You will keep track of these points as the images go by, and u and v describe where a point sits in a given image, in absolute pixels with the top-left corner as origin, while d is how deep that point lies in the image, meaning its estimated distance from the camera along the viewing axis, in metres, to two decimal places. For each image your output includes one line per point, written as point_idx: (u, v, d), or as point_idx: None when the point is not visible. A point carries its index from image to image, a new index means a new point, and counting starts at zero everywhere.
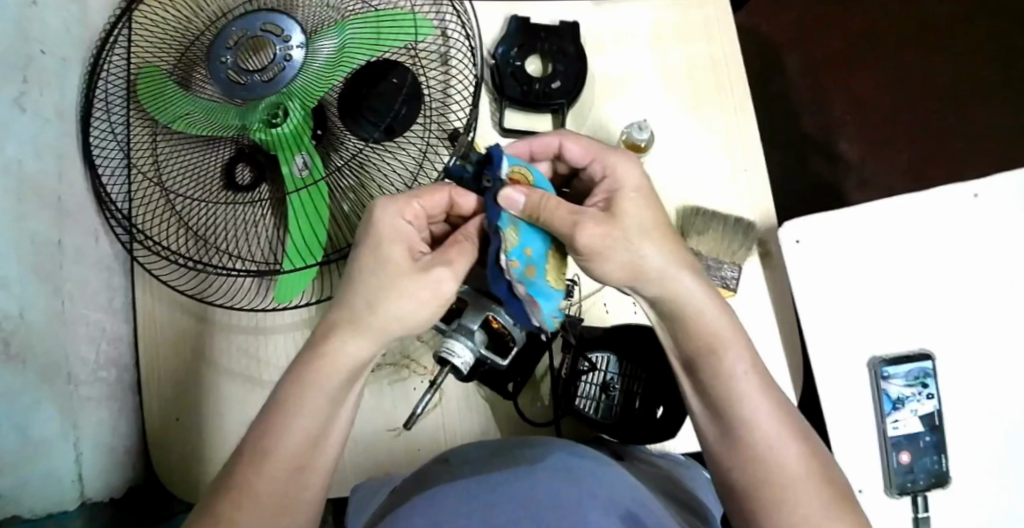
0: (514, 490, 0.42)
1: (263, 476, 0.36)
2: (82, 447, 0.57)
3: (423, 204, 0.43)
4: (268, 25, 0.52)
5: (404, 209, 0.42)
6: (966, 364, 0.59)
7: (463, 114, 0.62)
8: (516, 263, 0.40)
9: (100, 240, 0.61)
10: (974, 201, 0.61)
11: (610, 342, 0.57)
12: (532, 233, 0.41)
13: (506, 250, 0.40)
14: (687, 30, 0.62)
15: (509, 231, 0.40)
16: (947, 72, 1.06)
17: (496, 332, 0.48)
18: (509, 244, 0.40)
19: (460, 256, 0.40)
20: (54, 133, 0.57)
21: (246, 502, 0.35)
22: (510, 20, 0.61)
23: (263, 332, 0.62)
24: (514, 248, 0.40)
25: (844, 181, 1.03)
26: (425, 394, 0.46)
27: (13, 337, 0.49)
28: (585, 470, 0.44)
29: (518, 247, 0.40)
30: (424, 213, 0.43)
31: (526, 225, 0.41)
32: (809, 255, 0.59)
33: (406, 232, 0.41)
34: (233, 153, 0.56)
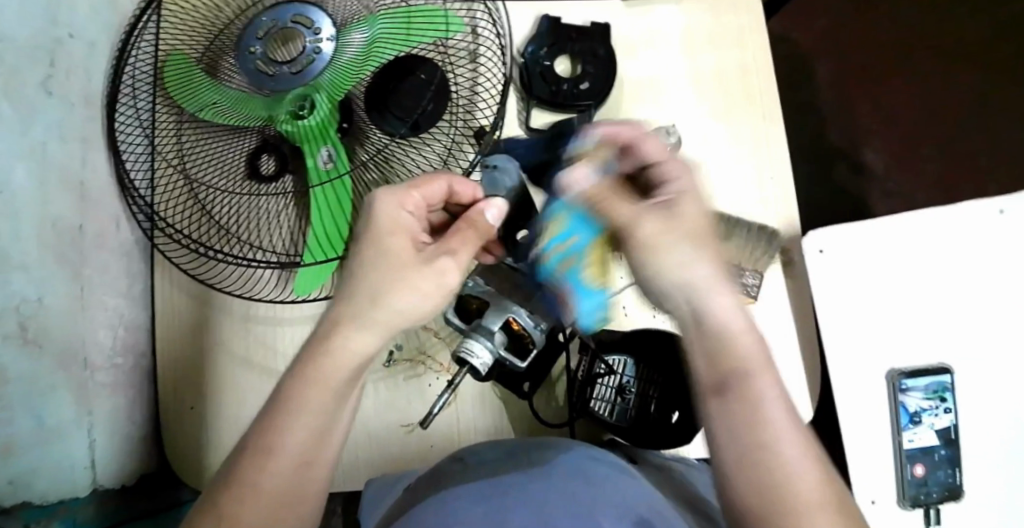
0: (531, 493, 0.42)
1: (286, 472, 0.35)
2: (96, 434, 0.57)
3: (423, 194, 0.43)
4: (299, 17, 0.52)
5: (404, 199, 0.41)
6: (986, 380, 0.59)
7: (490, 112, 0.61)
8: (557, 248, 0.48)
9: (122, 226, 0.61)
10: (999, 216, 0.60)
11: (626, 345, 0.57)
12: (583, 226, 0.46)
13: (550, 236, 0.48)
14: (718, 36, 0.62)
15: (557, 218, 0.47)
16: (968, 86, 1.06)
17: (517, 334, 0.48)
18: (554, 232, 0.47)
19: None
20: (80, 117, 0.56)
21: (266, 495, 0.34)
22: (542, 20, 0.61)
23: (281, 324, 0.62)
24: (557, 234, 0.47)
25: (862, 191, 1.03)
26: (443, 394, 0.48)
27: (30, 322, 0.50)
28: (602, 476, 0.44)
29: (562, 234, 0.47)
30: (424, 203, 0.43)
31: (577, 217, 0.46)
32: (832, 265, 0.59)
33: (408, 222, 0.41)
34: (259, 142, 0.56)
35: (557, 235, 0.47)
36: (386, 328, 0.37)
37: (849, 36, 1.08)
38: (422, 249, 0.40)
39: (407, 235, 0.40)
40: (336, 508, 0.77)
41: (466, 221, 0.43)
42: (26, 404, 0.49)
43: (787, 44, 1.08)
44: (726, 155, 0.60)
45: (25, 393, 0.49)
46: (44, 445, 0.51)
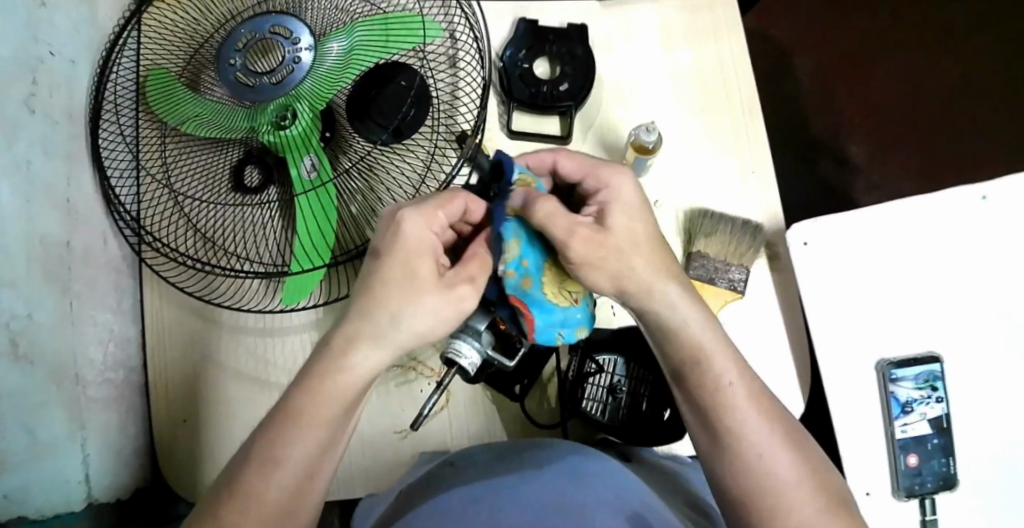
0: (521, 497, 0.42)
1: (270, 481, 0.36)
2: (89, 450, 0.57)
3: (447, 213, 0.41)
4: (278, 27, 0.53)
5: (430, 220, 0.39)
6: (975, 367, 0.59)
7: (470, 117, 0.62)
8: (513, 274, 0.42)
9: (109, 242, 0.61)
10: (983, 203, 0.61)
11: (616, 344, 0.57)
12: (534, 247, 0.43)
13: (505, 260, 0.42)
14: (696, 32, 0.62)
15: (510, 242, 0.42)
16: (953, 75, 1.06)
17: (502, 332, 0.47)
18: (508, 256, 0.42)
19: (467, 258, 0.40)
20: (64, 134, 0.57)
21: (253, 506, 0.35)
22: (518, 23, 0.61)
23: (270, 334, 0.62)
24: (514, 259, 0.42)
25: (853, 183, 1.03)
26: (432, 396, 0.45)
27: (21, 337, 0.50)
28: (592, 472, 0.44)
29: (517, 259, 0.42)
30: (447, 222, 0.41)
31: (527, 239, 0.42)
32: (818, 257, 0.59)
33: (433, 246, 0.39)
34: (243, 155, 0.56)
35: (513, 258, 0.42)
36: (369, 333, 0.38)
37: (832, 30, 1.08)
38: (443, 273, 0.39)
39: (432, 259, 0.39)
40: (332, 519, 0.76)
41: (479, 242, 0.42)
42: (19, 419, 0.49)
43: (772, 39, 1.08)
44: (709, 151, 0.60)
45: (19, 408, 0.49)
46: (38, 462, 0.51)
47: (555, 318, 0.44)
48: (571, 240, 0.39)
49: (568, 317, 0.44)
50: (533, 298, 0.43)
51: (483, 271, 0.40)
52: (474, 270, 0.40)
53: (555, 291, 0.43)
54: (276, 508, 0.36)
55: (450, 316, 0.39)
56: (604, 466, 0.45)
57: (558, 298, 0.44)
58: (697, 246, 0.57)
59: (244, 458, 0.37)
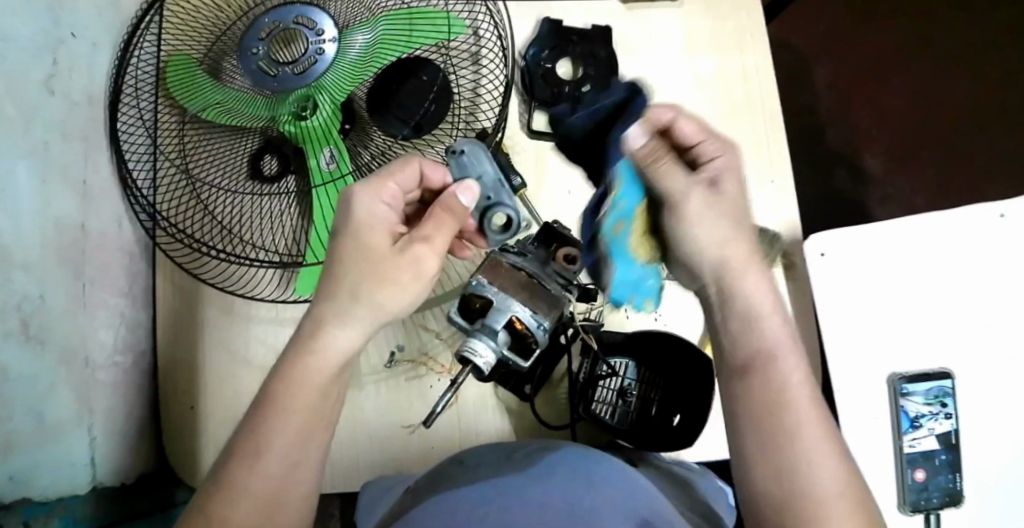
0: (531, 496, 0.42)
1: None
2: (96, 434, 0.57)
3: (399, 180, 0.42)
4: (302, 17, 0.52)
5: (381, 190, 0.41)
6: (987, 385, 0.58)
7: (491, 113, 0.61)
8: (612, 209, 0.44)
9: (123, 226, 0.61)
10: (1000, 221, 0.60)
11: (628, 348, 0.57)
12: (641, 193, 0.43)
13: (608, 212, 0.44)
14: (719, 39, 0.62)
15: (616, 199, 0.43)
16: (970, 93, 1.06)
17: (520, 333, 0.44)
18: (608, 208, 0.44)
19: None
20: (83, 116, 0.57)
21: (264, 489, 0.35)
22: (542, 22, 0.61)
23: (280, 324, 0.62)
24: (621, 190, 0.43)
25: (865, 197, 1.03)
26: (445, 393, 0.45)
27: (32, 319, 0.50)
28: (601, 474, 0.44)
29: (620, 198, 0.43)
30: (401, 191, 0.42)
31: (635, 182, 0.43)
32: (831, 269, 0.59)
33: (384, 215, 0.40)
34: (261, 144, 0.56)
35: (618, 191, 0.43)
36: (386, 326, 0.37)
37: (850, 43, 1.08)
38: (399, 239, 0.40)
39: (388, 231, 0.40)
40: (334, 512, 0.76)
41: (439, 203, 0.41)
42: (27, 401, 0.49)
43: (789, 49, 1.08)
44: None
45: (27, 389, 0.49)
46: (45, 444, 0.51)
47: (637, 272, 0.46)
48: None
49: (642, 279, 0.47)
50: (618, 247, 0.45)
51: (441, 232, 0.40)
52: (432, 232, 0.40)
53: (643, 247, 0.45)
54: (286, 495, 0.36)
55: (415, 282, 0.39)
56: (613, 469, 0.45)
57: (639, 256, 0.46)
58: None
59: None
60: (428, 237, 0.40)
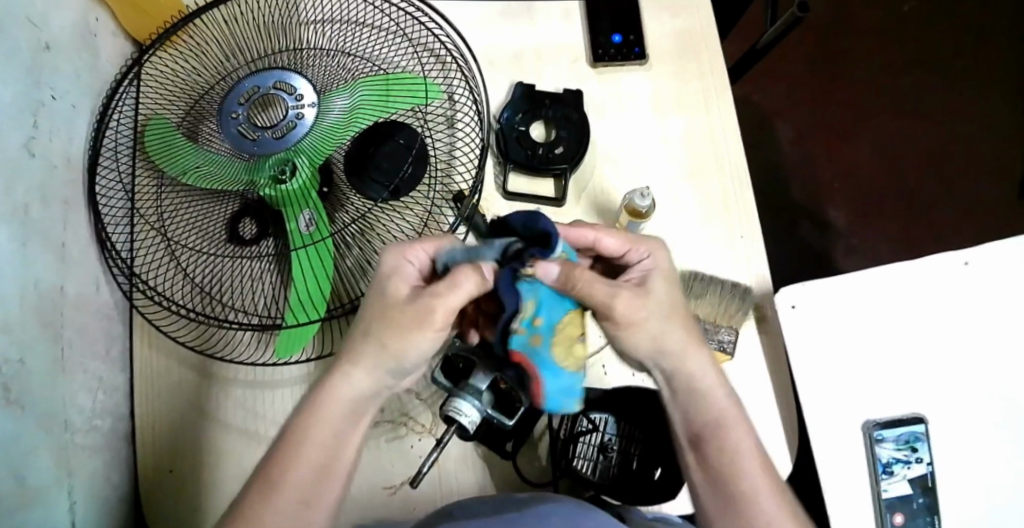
0: None
1: None
2: (75, 499, 0.55)
3: (425, 249, 0.44)
4: (281, 83, 0.54)
5: (404, 252, 0.43)
6: (958, 429, 0.60)
7: (467, 176, 0.62)
8: (523, 332, 0.40)
9: (101, 288, 0.62)
10: (965, 268, 0.63)
11: (607, 404, 0.58)
12: (551, 297, 0.41)
13: (520, 317, 0.40)
14: (688, 101, 0.64)
15: (527, 303, 0.40)
16: (933, 135, 1.10)
17: (503, 392, 0.47)
18: (524, 313, 0.40)
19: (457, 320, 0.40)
20: (61, 179, 0.56)
21: None
22: (515, 86, 0.63)
23: (260, 386, 0.62)
24: (526, 317, 0.40)
25: (833, 245, 1.05)
26: (431, 453, 0.46)
27: (13, 383, 0.48)
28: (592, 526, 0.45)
29: (530, 316, 0.40)
30: (428, 257, 0.44)
31: (545, 292, 0.41)
32: (804, 320, 0.60)
33: (410, 274, 0.43)
34: (240, 207, 0.58)
35: (528, 315, 0.40)
36: None
37: (817, 90, 1.12)
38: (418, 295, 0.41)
39: (410, 285, 0.42)
40: None
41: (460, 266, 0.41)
42: (10, 467, 0.47)
43: (759, 96, 1.12)
44: (699, 214, 0.62)
45: (10, 455, 0.47)
46: (31, 513, 0.49)
47: (563, 385, 0.41)
48: (615, 302, 0.42)
49: (576, 385, 0.42)
50: (544, 361, 0.40)
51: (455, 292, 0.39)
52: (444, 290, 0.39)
53: (568, 353, 0.41)
54: None
55: (416, 329, 0.40)
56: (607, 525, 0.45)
57: (569, 366, 0.41)
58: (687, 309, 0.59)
59: None
60: (437, 291, 0.40)
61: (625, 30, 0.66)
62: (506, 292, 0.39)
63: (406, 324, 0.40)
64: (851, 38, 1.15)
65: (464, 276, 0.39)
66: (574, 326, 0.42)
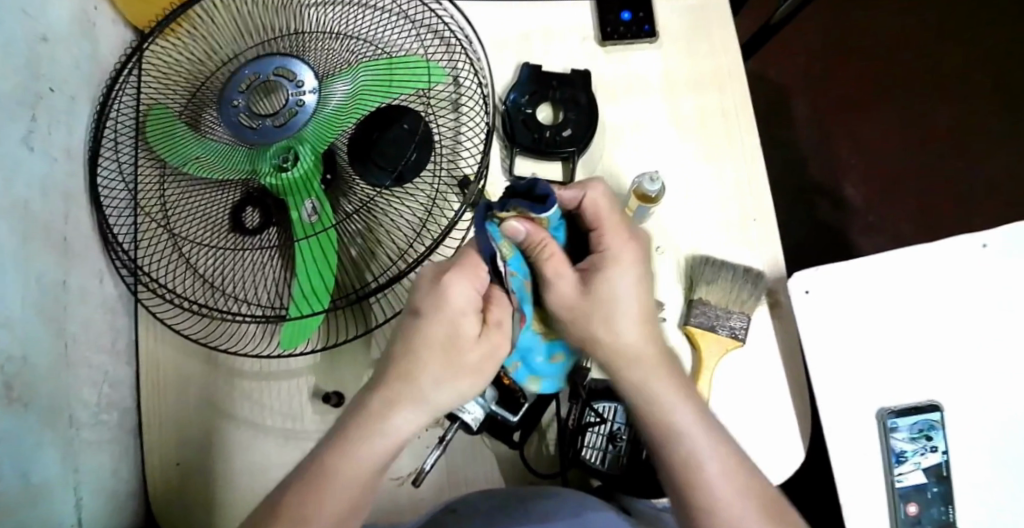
0: None
1: None
2: (82, 494, 0.55)
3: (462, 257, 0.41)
4: (281, 69, 0.53)
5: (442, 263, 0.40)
6: (977, 416, 0.59)
7: (474, 161, 0.61)
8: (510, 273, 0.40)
9: (105, 280, 0.61)
10: (983, 250, 0.61)
11: (615, 393, 0.56)
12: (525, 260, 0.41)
13: (506, 257, 0.39)
14: (699, 81, 0.63)
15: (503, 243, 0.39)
16: (949, 113, 1.08)
17: (508, 388, 0.48)
18: (504, 256, 0.39)
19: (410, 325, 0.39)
20: (62, 172, 0.56)
21: None
22: (522, 67, 0.62)
23: (267, 378, 0.62)
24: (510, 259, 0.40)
25: (848, 225, 1.04)
26: (435, 451, 0.47)
27: (16, 380, 0.47)
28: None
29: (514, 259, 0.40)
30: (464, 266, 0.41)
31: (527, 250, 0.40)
32: (819, 306, 0.59)
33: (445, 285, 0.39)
34: (242, 196, 0.55)
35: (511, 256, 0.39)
36: None
37: (829, 69, 1.10)
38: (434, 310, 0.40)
39: (474, 317, 0.39)
40: None
41: (491, 285, 0.41)
42: (14, 464, 0.47)
43: (770, 74, 1.10)
44: (711, 196, 0.60)
45: (15, 453, 0.47)
46: (39, 509, 0.49)
47: (527, 338, 0.44)
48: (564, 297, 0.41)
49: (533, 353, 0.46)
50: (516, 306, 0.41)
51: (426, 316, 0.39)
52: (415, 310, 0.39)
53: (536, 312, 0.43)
54: None
55: (489, 366, 0.40)
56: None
57: (534, 325, 0.44)
58: (698, 293, 0.57)
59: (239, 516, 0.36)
60: (497, 322, 0.41)
61: (635, 7, 0.64)
62: (477, 227, 0.39)
63: (480, 366, 0.40)
64: (861, 18, 1.12)
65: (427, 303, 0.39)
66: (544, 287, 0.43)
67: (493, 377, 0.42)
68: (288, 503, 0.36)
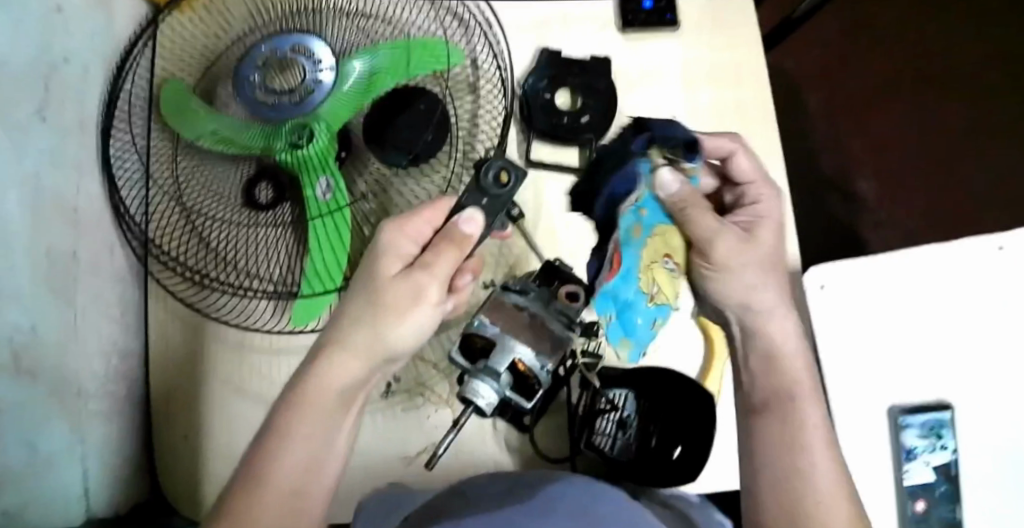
0: None
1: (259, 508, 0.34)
2: (89, 466, 0.55)
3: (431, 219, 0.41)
4: (299, 47, 0.52)
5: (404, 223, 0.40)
6: (987, 416, 0.58)
7: (490, 144, 0.60)
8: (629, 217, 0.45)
9: (115, 253, 0.61)
10: (999, 253, 0.60)
11: (628, 380, 0.56)
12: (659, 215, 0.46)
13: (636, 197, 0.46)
14: (719, 71, 0.62)
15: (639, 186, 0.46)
16: (965, 112, 1.07)
17: (522, 374, 0.45)
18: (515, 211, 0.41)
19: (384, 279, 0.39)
20: (75, 143, 0.56)
21: None
22: (540, 53, 0.62)
23: (276, 354, 0.62)
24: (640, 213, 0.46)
25: (859, 219, 1.04)
26: (448, 435, 0.45)
27: (23, 352, 0.47)
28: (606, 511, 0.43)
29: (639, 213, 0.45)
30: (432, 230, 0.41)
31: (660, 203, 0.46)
32: (832, 301, 0.59)
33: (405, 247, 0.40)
34: (256, 170, 0.56)
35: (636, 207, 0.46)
36: None
37: (846, 64, 1.09)
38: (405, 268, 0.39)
39: (401, 260, 0.39)
40: None
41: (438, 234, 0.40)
42: (21, 435, 0.47)
43: (785, 67, 1.09)
44: None
45: (21, 425, 0.47)
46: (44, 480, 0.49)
47: (629, 290, 0.43)
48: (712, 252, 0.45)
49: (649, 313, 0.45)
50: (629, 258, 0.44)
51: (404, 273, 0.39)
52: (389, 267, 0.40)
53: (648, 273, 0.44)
54: None
55: (411, 306, 0.38)
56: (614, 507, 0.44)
57: (642, 279, 0.44)
58: None
59: (250, 489, 0.36)
60: (427, 262, 0.38)
61: None
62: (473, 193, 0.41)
63: (398, 304, 0.38)
64: (880, 13, 1.11)
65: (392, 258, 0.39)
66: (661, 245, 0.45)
67: (424, 322, 0.39)
68: (299, 475, 0.36)
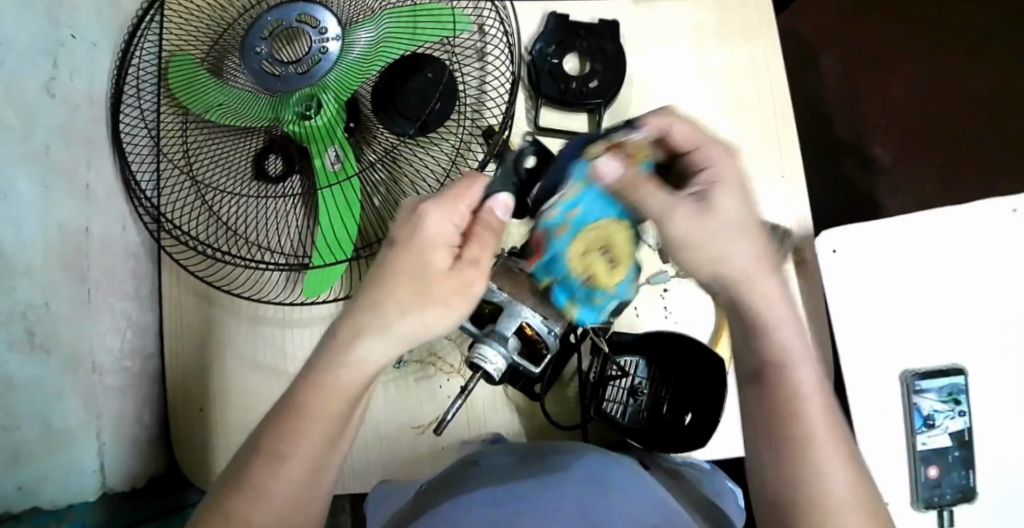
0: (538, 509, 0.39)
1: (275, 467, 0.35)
2: (105, 438, 0.56)
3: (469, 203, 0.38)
4: (304, 16, 0.51)
5: (451, 211, 0.37)
6: (1001, 378, 0.58)
7: (497, 111, 0.61)
8: (557, 214, 0.41)
9: (128, 228, 0.61)
10: (1013, 215, 0.59)
11: (637, 347, 0.57)
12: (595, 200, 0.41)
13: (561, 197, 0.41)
14: (730, 33, 0.62)
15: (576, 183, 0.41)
16: (979, 77, 1.05)
17: (529, 339, 0.46)
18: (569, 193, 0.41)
19: (423, 280, 0.36)
20: (84, 118, 0.56)
21: (263, 501, 0.34)
22: (549, 16, 0.61)
23: (289, 326, 0.62)
24: (568, 200, 0.41)
25: (873, 190, 1.02)
26: (455, 401, 0.44)
27: (37, 327, 0.48)
28: (615, 483, 0.42)
29: (571, 202, 0.41)
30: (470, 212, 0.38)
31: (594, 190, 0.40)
32: (843, 266, 0.59)
33: (451, 237, 0.37)
34: (265, 143, 0.55)
35: (568, 199, 0.41)
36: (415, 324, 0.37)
37: (858, 31, 1.07)
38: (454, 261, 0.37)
39: (448, 250, 0.37)
40: (345, 505, 0.81)
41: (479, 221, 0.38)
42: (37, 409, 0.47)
43: (796, 36, 1.07)
44: (737, 152, 0.59)
45: (37, 398, 0.48)
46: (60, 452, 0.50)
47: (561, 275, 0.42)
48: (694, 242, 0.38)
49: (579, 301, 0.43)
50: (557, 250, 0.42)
51: (453, 268, 0.36)
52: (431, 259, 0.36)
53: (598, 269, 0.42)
54: (297, 507, 0.35)
55: (461, 301, 0.37)
56: (628, 479, 0.43)
57: (575, 267, 0.41)
58: None
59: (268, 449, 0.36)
60: (475, 257, 0.37)
61: None
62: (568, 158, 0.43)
63: (449, 298, 0.36)
64: None
65: (435, 256, 0.36)
66: (601, 235, 0.41)
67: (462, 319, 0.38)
68: None
